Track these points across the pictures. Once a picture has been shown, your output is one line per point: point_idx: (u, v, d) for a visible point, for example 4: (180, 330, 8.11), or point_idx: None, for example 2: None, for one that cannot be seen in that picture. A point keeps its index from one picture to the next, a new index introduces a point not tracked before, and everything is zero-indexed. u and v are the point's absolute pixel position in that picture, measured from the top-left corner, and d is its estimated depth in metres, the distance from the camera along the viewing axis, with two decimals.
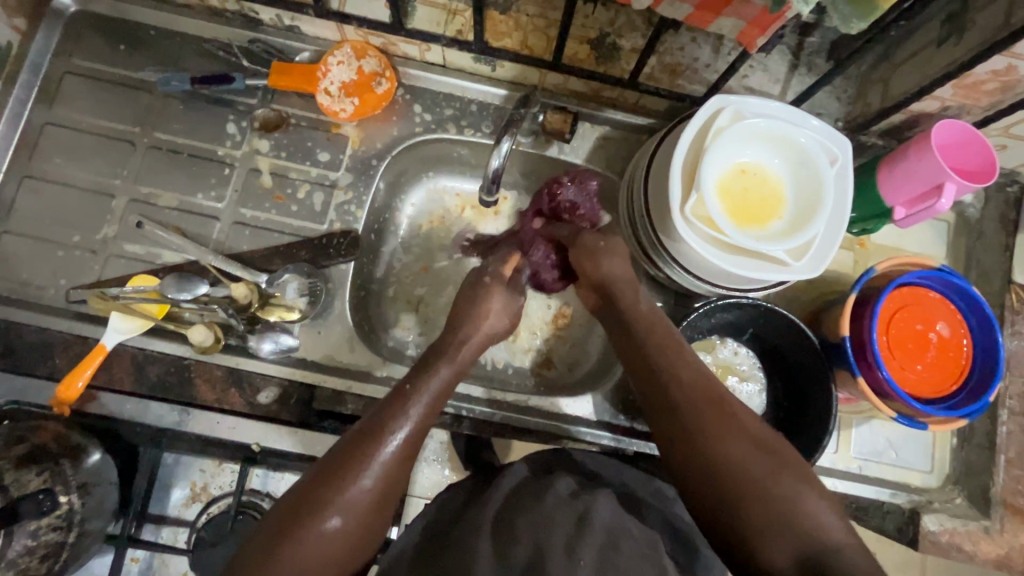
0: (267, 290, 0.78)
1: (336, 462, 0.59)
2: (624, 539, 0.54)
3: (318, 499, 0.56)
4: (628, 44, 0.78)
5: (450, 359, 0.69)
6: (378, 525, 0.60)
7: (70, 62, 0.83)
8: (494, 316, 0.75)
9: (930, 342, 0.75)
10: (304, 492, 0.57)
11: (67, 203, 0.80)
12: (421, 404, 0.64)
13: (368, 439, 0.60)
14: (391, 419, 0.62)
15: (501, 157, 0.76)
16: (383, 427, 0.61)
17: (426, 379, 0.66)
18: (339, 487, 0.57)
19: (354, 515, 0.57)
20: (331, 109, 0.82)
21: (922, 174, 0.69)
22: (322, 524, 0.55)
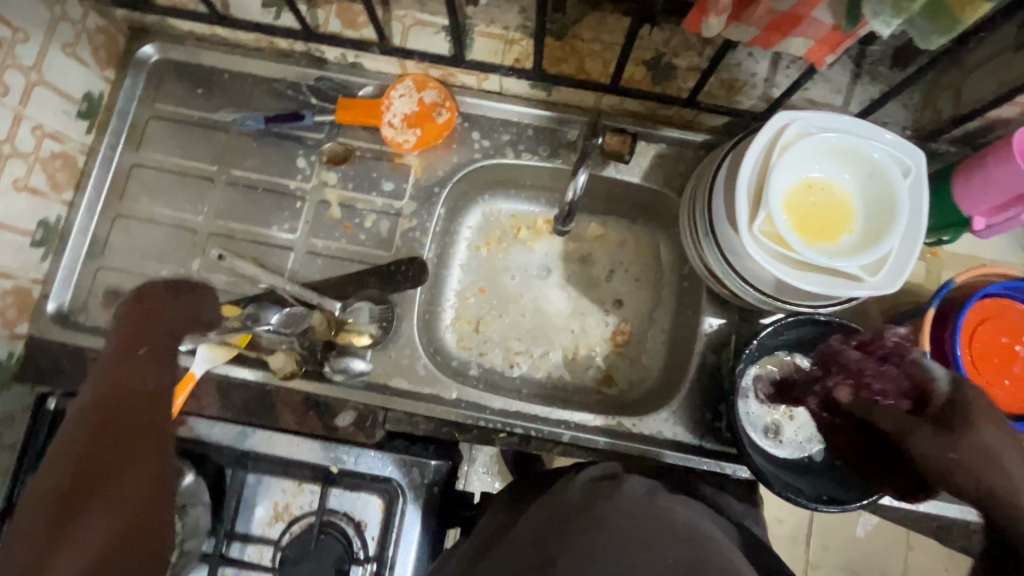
0: (340, 316, 0.82)
1: (108, 432, 0.64)
2: (706, 541, 0.55)
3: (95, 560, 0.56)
4: (684, 63, 0.79)
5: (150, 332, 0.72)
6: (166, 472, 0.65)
7: (154, 108, 0.89)
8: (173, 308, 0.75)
9: (1018, 355, 0.72)
10: (77, 467, 0.60)
11: (155, 238, 0.86)
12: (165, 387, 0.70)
13: (121, 401, 0.66)
14: (133, 352, 0.70)
15: (576, 190, 0.78)
16: (141, 387, 0.68)
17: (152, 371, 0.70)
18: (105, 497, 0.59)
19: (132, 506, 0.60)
20: (395, 140, 0.86)
21: (1003, 182, 0.67)
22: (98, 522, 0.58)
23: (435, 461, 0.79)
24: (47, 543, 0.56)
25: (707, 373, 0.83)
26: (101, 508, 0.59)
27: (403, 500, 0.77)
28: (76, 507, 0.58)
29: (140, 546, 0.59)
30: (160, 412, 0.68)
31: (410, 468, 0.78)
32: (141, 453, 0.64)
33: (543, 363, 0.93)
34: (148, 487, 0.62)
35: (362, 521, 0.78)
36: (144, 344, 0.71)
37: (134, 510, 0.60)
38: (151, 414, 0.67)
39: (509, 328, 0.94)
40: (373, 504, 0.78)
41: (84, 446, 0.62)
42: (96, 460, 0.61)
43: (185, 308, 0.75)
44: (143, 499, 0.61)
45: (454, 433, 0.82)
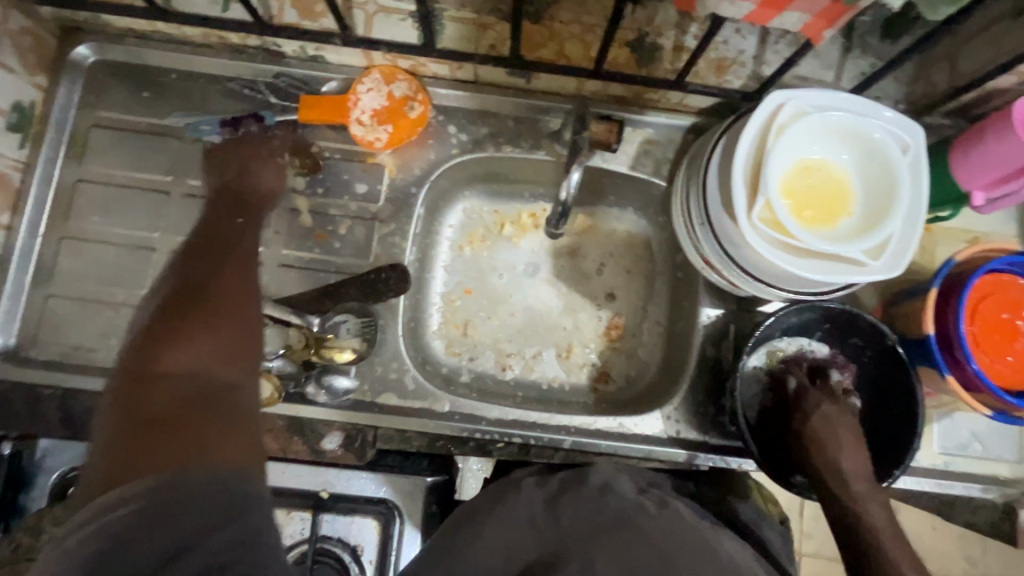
0: (319, 333, 0.75)
1: (202, 301, 0.56)
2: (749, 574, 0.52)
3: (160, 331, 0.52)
4: (669, 43, 0.74)
5: (259, 197, 0.71)
6: (249, 299, 0.58)
7: (95, 115, 0.81)
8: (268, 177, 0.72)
9: (1020, 331, 0.71)
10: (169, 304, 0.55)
11: (110, 260, 0.79)
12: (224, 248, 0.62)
13: (227, 239, 0.64)
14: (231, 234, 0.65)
15: (570, 188, 0.74)
16: (226, 278, 0.59)
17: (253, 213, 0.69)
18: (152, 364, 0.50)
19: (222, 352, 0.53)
20: (366, 139, 0.79)
21: (1005, 155, 0.64)
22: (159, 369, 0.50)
23: (432, 477, 0.76)
24: (152, 345, 0.52)
25: (708, 366, 0.80)
26: (189, 341, 0.52)
27: (399, 520, 0.74)
28: (151, 349, 0.51)
29: (218, 420, 0.48)
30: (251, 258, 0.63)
31: (405, 488, 0.75)
32: (201, 322, 0.54)
33: (536, 365, 0.89)
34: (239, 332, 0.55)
35: (357, 544, 0.73)
36: (239, 216, 0.68)
37: (217, 354, 0.52)
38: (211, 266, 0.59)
39: (499, 330, 0.90)
40: (368, 527, 0.74)
41: (180, 281, 0.57)
42: (169, 317, 0.53)
43: (253, 232, 0.67)
44: (229, 374, 0.52)
45: (449, 447, 0.78)
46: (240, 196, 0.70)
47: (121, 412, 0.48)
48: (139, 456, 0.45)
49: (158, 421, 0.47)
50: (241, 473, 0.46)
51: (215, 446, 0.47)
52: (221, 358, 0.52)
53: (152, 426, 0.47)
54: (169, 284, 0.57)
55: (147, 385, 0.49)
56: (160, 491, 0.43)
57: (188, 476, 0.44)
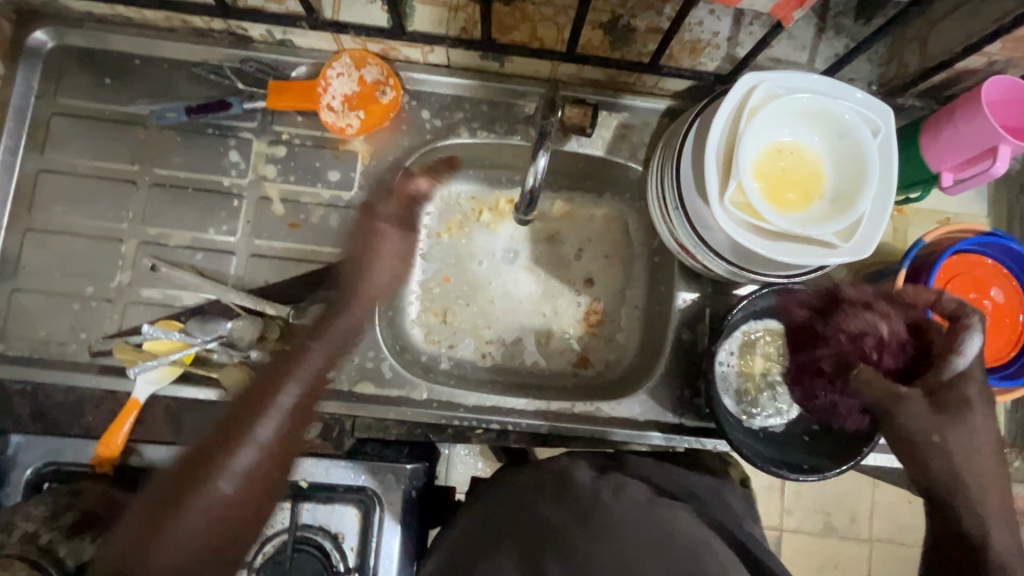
0: (294, 322, 0.76)
1: (200, 474, 0.61)
2: (706, 553, 0.53)
3: (201, 475, 0.62)
4: (644, 24, 0.74)
5: (357, 299, 0.75)
6: (262, 506, 0.64)
7: (57, 103, 0.79)
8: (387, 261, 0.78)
9: (986, 310, 0.72)
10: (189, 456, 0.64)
11: (77, 252, 0.77)
12: (255, 441, 0.64)
13: (273, 387, 0.68)
14: (261, 407, 0.66)
15: (537, 175, 0.71)
16: (260, 471, 0.64)
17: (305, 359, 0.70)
18: (204, 482, 0.61)
19: (240, 483, 0.63)
20: (337, 126, 0.78)
21: (972, 137, 0.65)
22: (212, 488, 0.61)
23: (411, 464, 0.75)
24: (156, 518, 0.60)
25: (684, 349, 0.81)
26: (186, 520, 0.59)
27: (380, 510, 0.74)
28: (150, 522, 0.60)
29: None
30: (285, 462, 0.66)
31: (385, 475, 0.74)
32: (197, 501, 0.60)
33: (515, 351, 0.90)
34: (246, 510, 0.63)
35: (338, 533, 0.74)
36: (312, 347, 0.72)
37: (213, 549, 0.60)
38: (232, 453, 0.63)
39: (477, 317, 0.90)
40: (349, 514, 0.74)
41: (196, 455, 0.63)
42: (174, 490, 0.61)
43: (300, 378, 0.70)
44: (228, 551, 0.62)
45: (427, 434, 0.81)
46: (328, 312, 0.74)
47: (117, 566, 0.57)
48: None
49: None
50: None
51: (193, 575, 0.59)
52: (216, 541, 0.60)
53: (163, 559, 0.58)
54: (187, 450, 0.64)
55: (139, 562, 0.57)
56: None
57: None
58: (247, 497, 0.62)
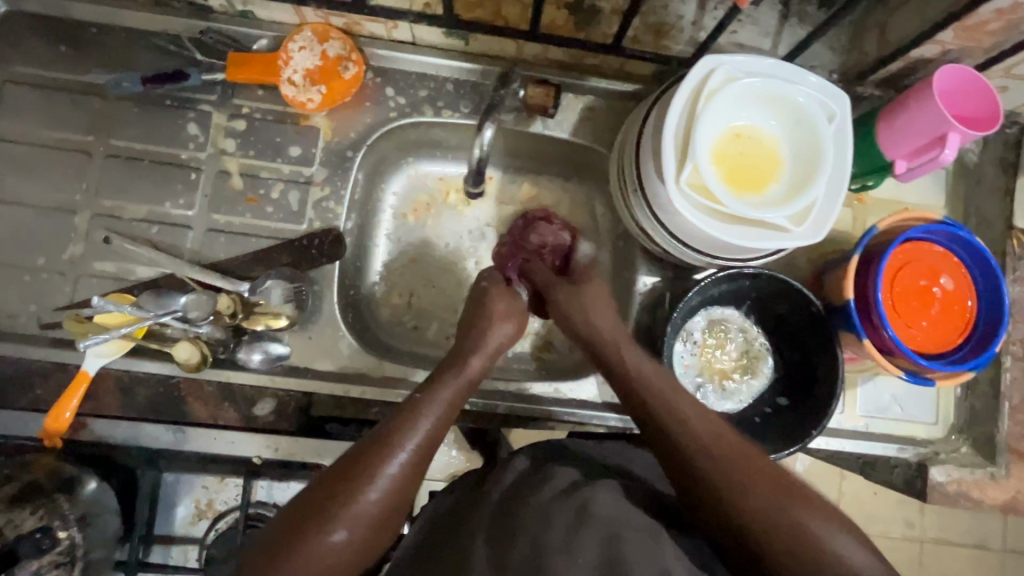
0: (250, 298, 0.75)
1: (349, 489, 0.54)
2: (627, 530, 0.51)
3: (326, 507, 0.53)
4: (608, 6, 0.73)
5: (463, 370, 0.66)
6: (376, 550, 0.55)
7: (9, 70, 0.77)
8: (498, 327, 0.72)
9: (935, 297, 0.74)
10: (320, 489, 0.54)
11: (28, 223, 0.76)
12: (398, 468, 0.56)
13: (405, 421, 0.59)
14: (398, 446, 0.57)
15: (484, 145, 0.74)
16: (400, 487, 0.56)
17: (442, 390, 0.63)
18: (344, 503, 0.53)
19: (361, 527, 0.53)
20: (297, 100, 0.77)
21: (925, 124, 0.66)
22: (327, 535, 0.52)
23: None
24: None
25: (644, 333, 0.82)
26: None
27: None
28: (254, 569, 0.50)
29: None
30: (355, 512, 0.53)
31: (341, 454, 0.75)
32: (333, 536, 0.52)
33: None
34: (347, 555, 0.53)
35: None
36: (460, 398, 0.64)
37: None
38: (369, 489, 0.54)
39: (441, 299, 0.89)
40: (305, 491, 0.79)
41: (336, 477, 0.55)
42: (315, 516, 0.53)
43: (445, 411, 0.62)
44: None
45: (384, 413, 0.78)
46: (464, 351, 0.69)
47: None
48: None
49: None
50: None
51: None
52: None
53: None
54: (332, 468, 0.56)
55: None
56: None
57: None
58: (317, 556, 0.51)
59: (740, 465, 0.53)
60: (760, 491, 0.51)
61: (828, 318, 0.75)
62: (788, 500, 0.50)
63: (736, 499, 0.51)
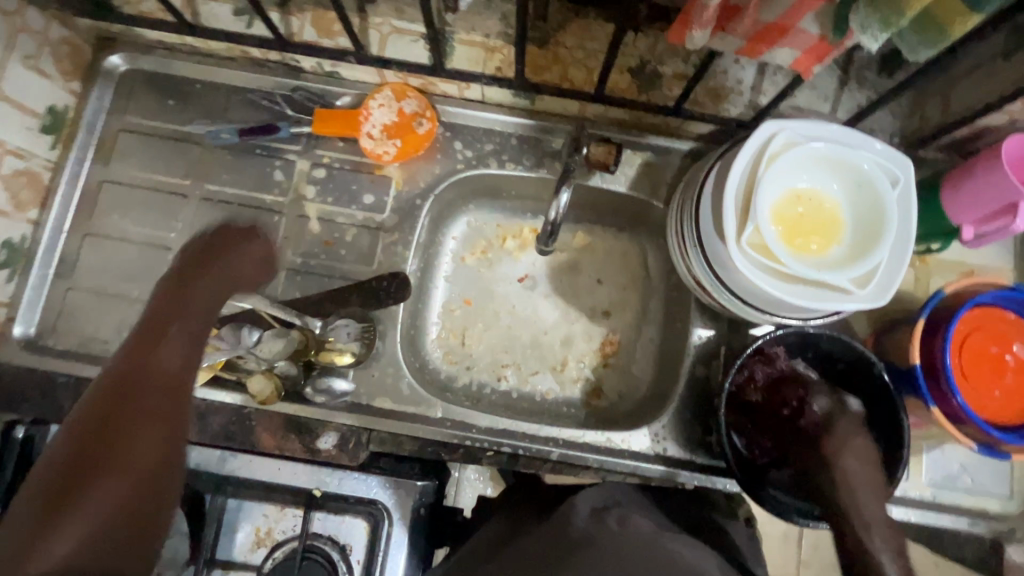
0: (320, 334, 0.78)
1: (109, 442, 0.57)
2: None
3: (83, 462, 0.55)
4: (671, 70, 0.78)
5: (202, 278, 0.70)
6: (146, 507, 0.56)
7: (123, 120, 0.86)
8: (247, 263, 0.74)
9: (1007, 365, 0.72)
10: (93, 416, 0.58)
11: (128, 257, 0.83)
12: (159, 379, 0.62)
13: (168, 317, 0.66)
14: (147, 361, 0.62)
15: (559, 209, 0.76)
16: (117, 418, 0.58)
17: (161, 301, 0.67)
18: (100, 456, 0.56)
19: (123, 481, 0.56)
20: (374, 152, 0.83)
21: (994, 192, 0.66)
22: (98, 485, 0.55)
23: (422, 481, 0.77)
24: (71, 477, 0.54)
25: (695, 387, 0.82)
26: (117, 466, 0.56)
27: (387, 532, 0.75)
28: (103, 455, 0.56)
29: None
30: (155, 423, 0.60)
31: (394, 491, 0.76)
32: (100, 492, 0.54)
33: (531, 378, 0.91)
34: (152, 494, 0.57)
35: (347, 543, 0.75)
36: (173, 324, 0.66)
37: (103, 529, 0.53)
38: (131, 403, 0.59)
39: (495, 342, 0.92)
40: (358, 527, 0.75)
41: (82, 424, 0.57)
42: (75, 461, 0.55)
43: (173, 354, 0.64)
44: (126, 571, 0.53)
45: (439, 453, 0.80)
46: (188, 267, 0.70)
47: (7, 542, 0.50)
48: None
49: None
50: None
51: None
52: (127, 512, 0.55)
53: None
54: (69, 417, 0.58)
55: None
56: None
57: None
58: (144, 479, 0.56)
59: None
60: None
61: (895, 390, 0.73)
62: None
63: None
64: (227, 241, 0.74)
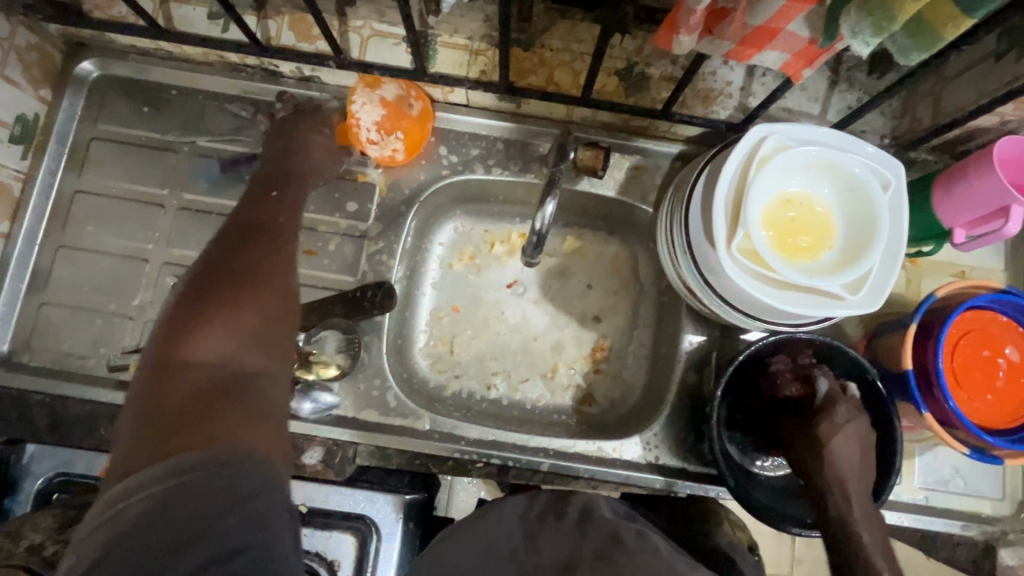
0: (304, 347, 0.77)
1: (238, 284, 0.56)
2: None
3: (209, 286, 0.55)
4: (657, 72, 0.76)
5: (287, 176, 0.73)
6: (283, 321, 0.56)
7: (96, 128, 0.83)
8: (324, 155, 0.78)
9: (1000, 368, 0.71)
10: (233, 246, 0.60)
11: (104, 269, 0.80)
12: (285, 230, 0.64)
13: (259, 202, 0.68)
14: (273, 218, 0.65)
15: (546, 218, 0.78)
16: (249, 251, 0.59)
17: (254, 195, 0.69)
18: (235, 264, 0.58)
19: (263, 302, 0.56)
20: (385, 155, 0.81)
21: (985, 195, 0.65)
22: (228, 309, 0.54)
23: (409, 494, 0.76)
24: (202, 306, 0.53)
25: (686, 394, 0.81)
26: (251, 300, 0.55)
27: (375, 547, 0.74)
28: (234, 281, 0.56)
29: (243, 401, 0.49)
30: (280, 274, 0.59)
31: (381, 505, 0.75)
32: (247, 296, 0.55)
33: (522, 386, 0.90)
34: (273, 309, 0.56)
35: (335, 560, 0.73)
36: (276, 189, 0.70)
37: (252, 340, 0.53)
38: (270, 240, 0.62)
39: (484, 350, 0.91)
40: (346, 543, 0.74)
41: (209, 266, 0.57)
42: (209, 296, 0.54)
43: (284, 208, 0.68)
44: (257, 362, 0.52)
45: (428, 465, 0.79)
46: (267, 166, 0.74)
47: (155, 361, 0.51)
48: (161, 440, 0.45)
49: (191, 394, 0.48)
50: (247, 454, 0.46)
51: (236, 415, 0.47)
52: (260, 335, 0.54)
53: (179, 411, 0.47)
54: (198, 268, 0.57)
55: (173, 441, 0.45)
56: (201, 456, 0.44)
57: (205, 442, 0.45)
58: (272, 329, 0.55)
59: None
60: None
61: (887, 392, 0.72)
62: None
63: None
64: (299, 126, 0.78)
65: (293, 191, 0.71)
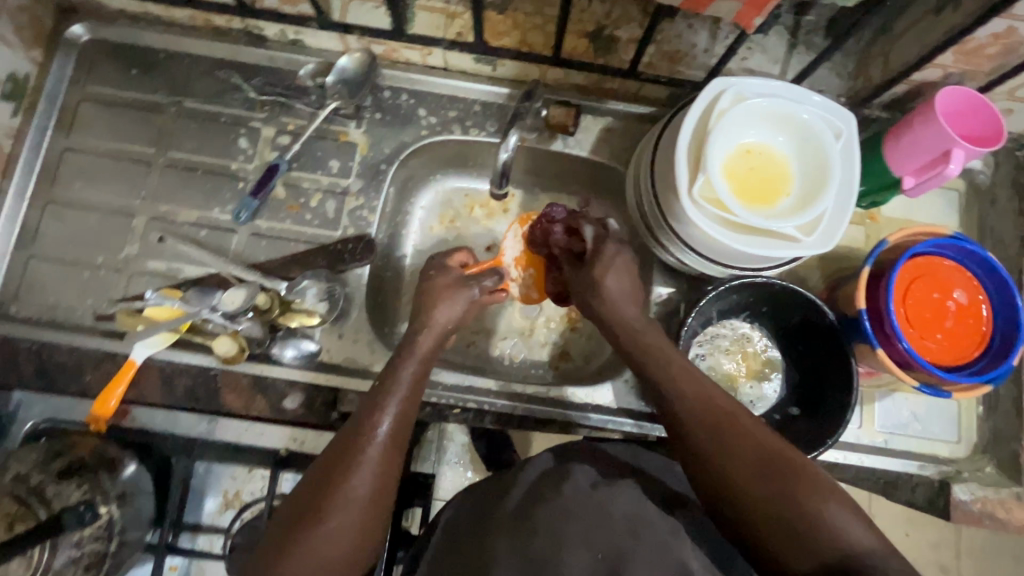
0: (286, 296, 0.80)
1: (328, 513, 0.56)
2: (644, 528, 0.56)
3: (316, 503, 0.57)
4: (625, 35, 0.79)
5: (420, 345, 0.70)
6: (367, 550, 0.59)
7: (85, 90, 0.86)
8: (448, 312, 0.73)
9: (949, 310, 0.75)
10: (320, 476, 0.59)
11: (91, 224, 0.83)
12: (375, 452, 0.60)
13: (386, 388, 0.65)
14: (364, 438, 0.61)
15: (510, 150, 0.77)
16: (356, 472, 0.58)
17: (397, 372, 0.67)
18: (339, 481, 0.58)
19: (349, 527, 0.57)
20: (524, 295, 0.92)
21: (929, 142, 0.69)
22: (321, 527, 0.56)
23: None
24: (295, 530, 0.56)
25: None
26: (335, 521, 0.56)
27: None
28: (325, 505, 0.57)
29: None
30: (377, 505, 0.59)
31: None
32: (336, 527, 0.56)
33: (500, 342, 0.93)
34: (355, 542, 0.57)
35: None
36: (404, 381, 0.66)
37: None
38: (352, 477, 0.58)
39: None
40: None
41: (316, 479, 0.59)
42: (305, 518, 0.56)
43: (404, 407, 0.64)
44: None
45: None
46: (415, 333, 0.71)
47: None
48: None
49: None
50: None
51: None
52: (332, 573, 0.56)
53: None
54: (308, 473, 0.60)
55: None
56: None
57: None
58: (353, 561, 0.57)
59: (768, 479, 0.54)
60: (771, 489, 0.54)
61: (841, 331, 0.77)
62: (809, 496, 0.52)
63: (768, 521, 0.52)
64: (430, 285, 0.76)
65: (408, 384, 0.66)
